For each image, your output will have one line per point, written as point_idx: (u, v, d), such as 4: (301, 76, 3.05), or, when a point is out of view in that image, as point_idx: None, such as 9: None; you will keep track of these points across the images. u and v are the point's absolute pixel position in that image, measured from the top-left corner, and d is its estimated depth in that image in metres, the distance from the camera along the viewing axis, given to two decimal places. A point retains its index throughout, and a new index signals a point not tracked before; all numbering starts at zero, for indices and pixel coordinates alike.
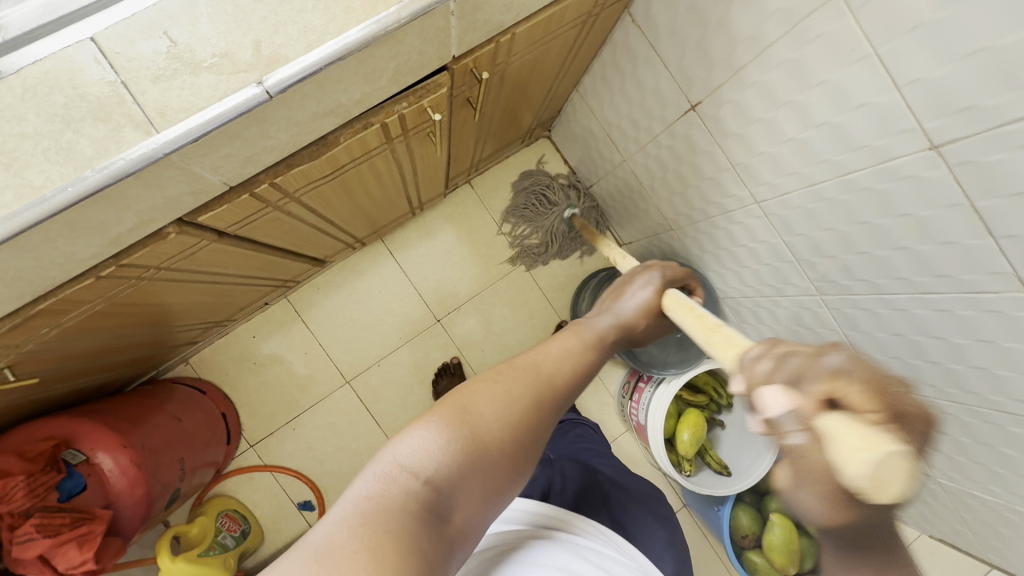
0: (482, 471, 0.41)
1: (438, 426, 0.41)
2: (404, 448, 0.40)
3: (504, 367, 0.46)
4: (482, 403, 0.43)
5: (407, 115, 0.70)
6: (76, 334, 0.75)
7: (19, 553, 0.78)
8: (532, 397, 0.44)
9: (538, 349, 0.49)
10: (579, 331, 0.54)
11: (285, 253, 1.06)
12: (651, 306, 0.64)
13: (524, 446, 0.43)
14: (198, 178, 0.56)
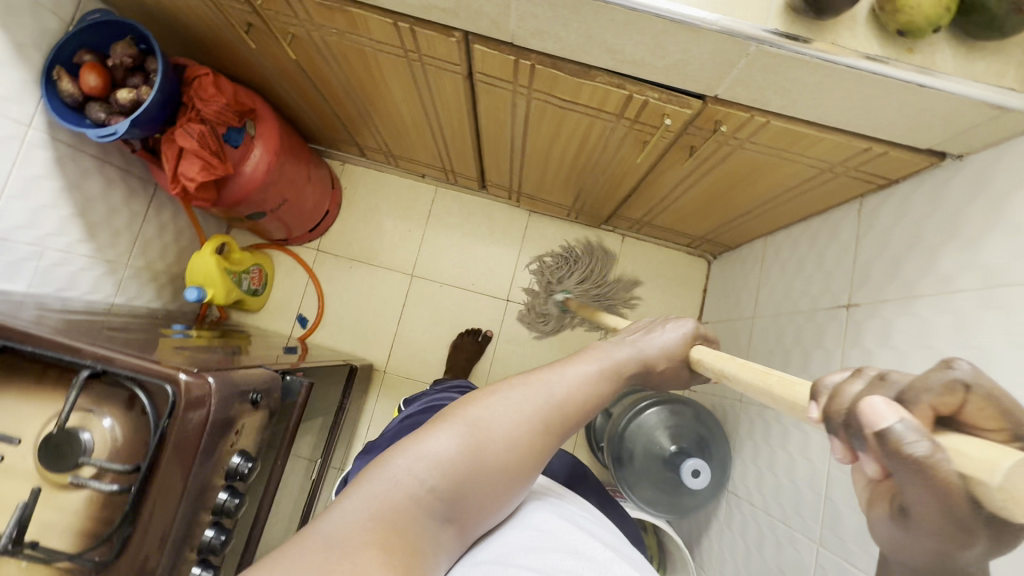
0: (489, 474, 0.47)
1: (446, 425, 0.48)
2: (422, 446, 0.46)
3: (513, 381, 0.53)
4: (498, 413, 0.49)
5: (649, 105, 0.82)
6: (336, 56, 0.97)
7: (178, 136, 0.98)
8: (542, 412, 0.50)
9: (552, 373, 0.54)
10: (580, 364, 0.56)
11: (476, 144, 1.24)
12: (672, 354, 0.65)
13: (532, 450, 0.50)
14: (504, 14, 0.72)
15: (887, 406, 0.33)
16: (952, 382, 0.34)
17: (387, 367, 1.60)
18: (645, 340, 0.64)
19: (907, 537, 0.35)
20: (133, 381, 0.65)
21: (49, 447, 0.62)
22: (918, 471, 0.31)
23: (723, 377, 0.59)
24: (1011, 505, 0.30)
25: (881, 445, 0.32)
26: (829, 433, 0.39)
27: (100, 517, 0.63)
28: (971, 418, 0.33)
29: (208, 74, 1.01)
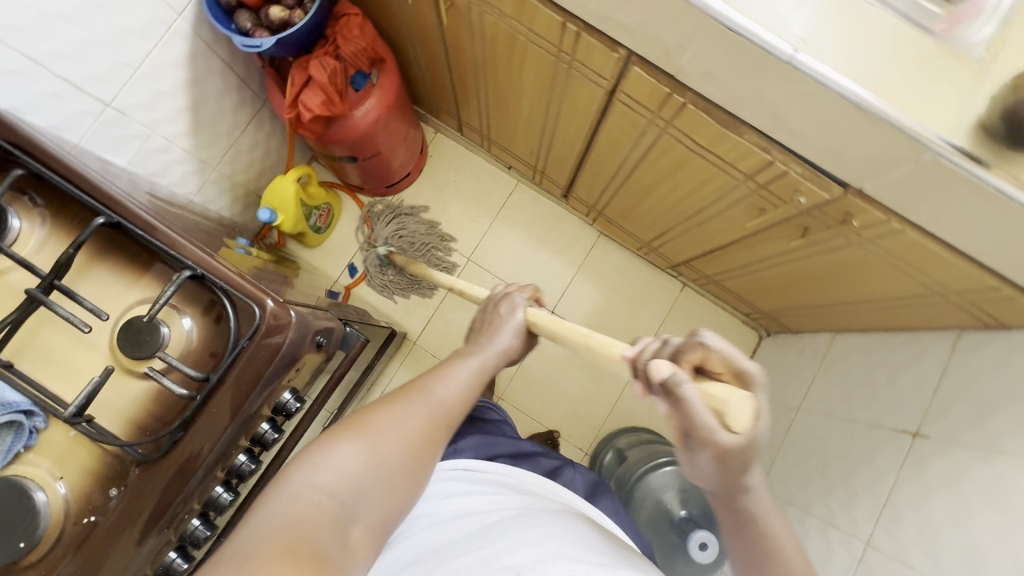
0: (387, 475, 0.58)
1: (349, 433, 0.59)
2: (328, 460, 0.56)
3: (398, 393, 0.65)
4: (393, 424, 0.61)
5: (789, 177, 0.79)
6: (485, 35, 0.96)
7: (313, 66, 0.99)
8: (430, 414, 0.64)
9: (434, 384, 0.67)
10: (459, 362, 0.71)
11: (580, 155, 1.22)
12: (520, 330, 0.79)
13: (424, 451, 0.62)
14: (681, 49, 0.70)
15: (666, 365, 0.52)
16: (697, 345, 0.54)
17: (418, 340, 1.59)
18: (496, 326, 0.79)
19: (699, 455, 0.53)
20: (224, 294, 0.66)
21: (130, 332, 0.63)
22: (688, 410, 0.50)
23: (558, 336, 0.75)
24: (734, 422, 0.49)
25: (666, 387, 0.50)
26: (651, 393, 0.55)
27: (155, 412, 0.65)
28: (710, 368, 0.55)
29: (358, 15, 1.02)
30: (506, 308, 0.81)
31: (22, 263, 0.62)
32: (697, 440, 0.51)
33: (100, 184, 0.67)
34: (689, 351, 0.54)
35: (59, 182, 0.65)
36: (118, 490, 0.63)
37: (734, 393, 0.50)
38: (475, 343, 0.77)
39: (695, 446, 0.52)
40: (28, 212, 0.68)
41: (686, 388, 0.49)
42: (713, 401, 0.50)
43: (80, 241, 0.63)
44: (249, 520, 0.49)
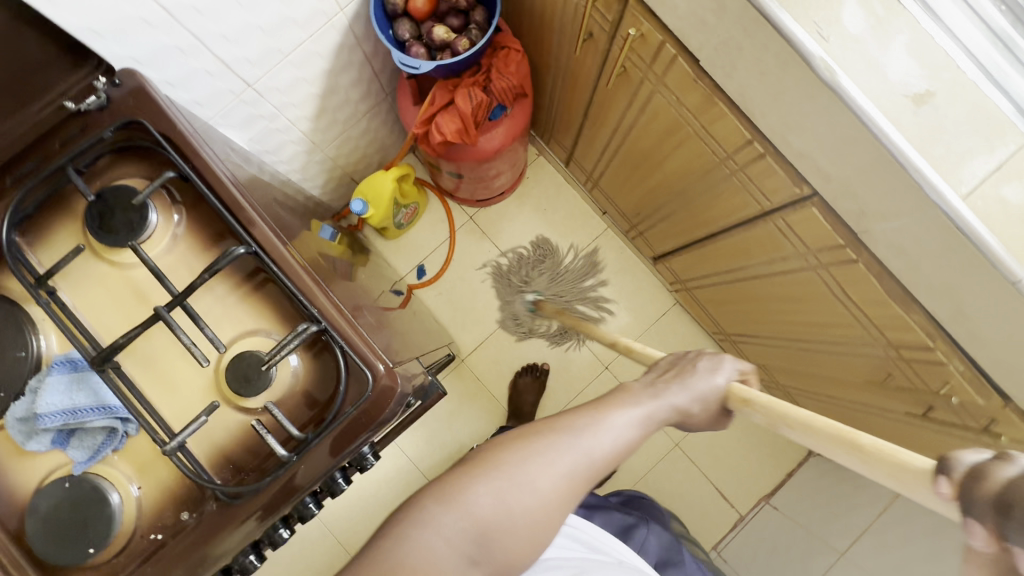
0: (518, 527, 0.49)
1: (486, 475, 0.50)
2: (459, 503, 0.49)
3: (535, 428, 0.53)
4: (534, 474, 0.50)
5: (942, 368, 0.72)
6: (646, 110, 0.90)
7: (460, 94, 0.94)
8: (573, 470, 0.50)
9: (586, 429, 0.52)
10: (614, 410, 0.54)
11: (695, 241, 1.14)
12: (716, 393, 0.57)
13: (566, 505, 0.51)
14: (881, 216, 0.64)
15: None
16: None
17: (466, 359, 1.56)
18: (681, 378, 0.58)
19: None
20: (342, 352, 0.63)
21: (240, 368, 0.62)
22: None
23: (752, 405, 0.54)
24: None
25: None
26: (968, 514, 0.32)
27: (246, 448, 0.63)
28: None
29: (519, 51, 0.97)
30: (703, 366, 0.59)
31: (153, 273, 0.61)
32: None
33: (242, 201, 0.66)
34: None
35: (206, 193, 0.64)
36: (192, 514, 0.63)
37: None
38: (646, 385, 0.58)
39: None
40: (167, 207, 0.65)
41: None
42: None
43: (216, 267, 0.61)
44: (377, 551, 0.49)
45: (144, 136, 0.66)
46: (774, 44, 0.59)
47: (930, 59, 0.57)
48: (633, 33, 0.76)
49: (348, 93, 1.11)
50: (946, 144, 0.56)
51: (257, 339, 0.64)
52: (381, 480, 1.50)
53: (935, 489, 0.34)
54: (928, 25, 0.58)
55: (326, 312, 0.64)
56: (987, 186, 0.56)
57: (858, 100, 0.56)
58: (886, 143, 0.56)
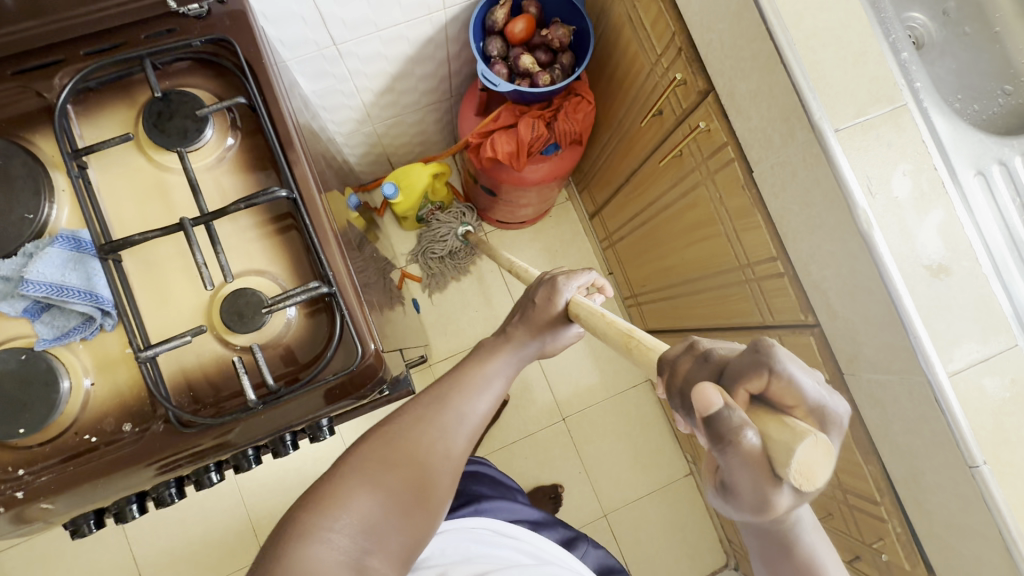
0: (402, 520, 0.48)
1: (353, 472, 0.49)
2: (343, 501, 0.46)
3: (409, 411, 0.53)
4: (413, 448, 0.51)
5: (882, 525, 0.76)
6: (687, 196, 0.94)
7: (525, 123, 0.98)
8: (451, 439, 0.53)
9: (450, 398, 0.54)
10: (484, 367, 0.58)
11: (689, 329, 1.16)
12: (559, 322, 0.62)
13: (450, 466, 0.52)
14: (869, 366, 0.68)
15: (717, 391, 0.32)
16: (759, 369, 0.33)
17: (434, 364, 1.56)
18: (529, 320, 0.62)
19: (730, 505, 0.35)
20: (340, 323, 0.63)
21: (237, 303, 0.62)
22: (734, 458, 0.32)
23: (579, 317, 0.59)
24: (802, 481, 0.31)
25: (707, 426, 0.32)
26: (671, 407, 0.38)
27: (213, 380, 0.62)
28: (777, 398, 0.34)
29: (590, 103, 1.01)
30: (542, 296, 0.63)
31: (191, 186, 0.61)
32: (737, 498, 0.33)
33: (298, 148, 0.67)
34: (746, 374, 0.34)
35: (268, 128, 0.65)
36: (134, 428, 0.61)
37: (790, 430, 0.31)
38: (499, 336, 0.62)
39: (730, 497, 0.34)
40: (225, 129, 0.66)
41: (745, 433, 0.31)
42: (772, 447, 0.31)
43: (254, 200, 0.61)
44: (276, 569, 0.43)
45: (226, 56, 0.66)
46: (826, 182, 0.63)
47: (957, 243, 0.61)
48: (702, 126, 0.81)
49: (418, 83, 1.14)
50: (949, 323, 0.60)
51: (262, 281, 0.64)
52: (311, 455, 1.47)
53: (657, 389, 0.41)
54: (962, 214, 0.63)
55: (339, 278, 0.64)
56: (972, 371, 0.60)
57: (883, 256, 0.60)
58: (897, 303, 0.60)
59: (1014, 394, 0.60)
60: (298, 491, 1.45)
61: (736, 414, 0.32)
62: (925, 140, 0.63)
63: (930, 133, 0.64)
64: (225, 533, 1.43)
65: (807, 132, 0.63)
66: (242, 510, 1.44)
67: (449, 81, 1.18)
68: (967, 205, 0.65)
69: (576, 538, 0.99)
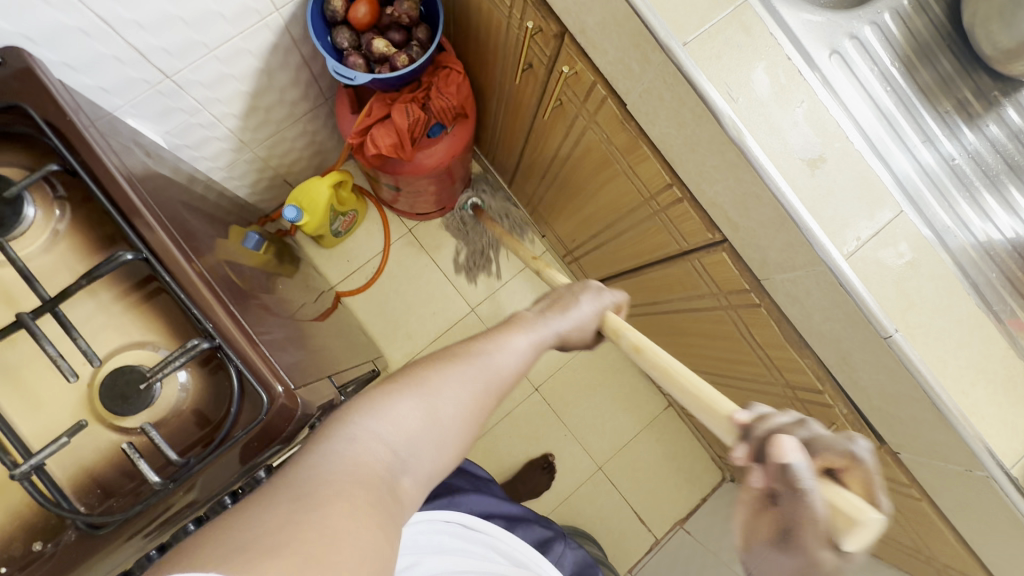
0: (440, 445, 0.45)
1: (344, 437, 0.41)
2: (388, 412, 0.44)
3: (437, 355, 0.50)
4: (455, 389, 0.47)
5: (831, 410, 0.77)
6: (581, 144, 0.92)
7: (397, 110, 0.92)
8: (486, 386, 0.49)
9: (436, 380, 0.47)
10: (517, 330, 0.55)
11: (623, 271, 1.16)
12: (592, 328, 0.61)
13: (476, 422, 0.49)
14: (775, 264, 0.68)
15: (794, 445, 0.39)
16: (846, 446, 0.40)
17: (395, 373, 1.53)
18: (563, 305, 0.60)
19: (780, 559, 0.38)
20: (236, 373, 0.59)
21: (117, 384, 0.57)
22: (797, 502, 0.37)
23: (644, 352, 0.55)
24: (851, 541, 0.36)
25: (783, 470, 0.38)
26: (738, 445, 0.43)
27: (118, 473, 0.58)
28: (838, 472, 0.40)
29: (459, 73, 0.97)
30: (585, 296, 0.61)
31: (22, 275, 0.55)
32: (792, 542, 0.38)
33: (138, 203, 0.61)
34: (829, 450, 0.40)
35: (94, 190, 0.59)
36: (45, 546, 0.56)
37: (861, 511, 0.36)
38: (535, 312, 0.58)
39: (786, 547, 0.38)
40: (49, 203, 0.59)
41: (805, 481, 0.37)
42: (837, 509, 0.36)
43: (96, 273, 0.56)
44: (223, 559, 0.32)
45: (24, 124, 0.60)
46: (688, 98, 0.62)
47: (825, 128, 0.61)
48: (568, 71, 0.78)
49: (282, 95, 1.06)
50: (833, 204, 0.60)
51: (143, 353, 0.59)
52: None
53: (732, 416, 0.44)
54: (823, 96, 0.63)
55: (223, 328, 0.60)
56: (868, 248, 0.61)
57: (759, 159, 0.60)
58: (783, 201, 0.60)
59: (913, 256, 0.61)
60: None
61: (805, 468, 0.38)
62: (772, 32, 0.62)
63: (776, 22, 0.63)
64: None
65: (658, 53, 0.61)
66: None
67: (316, 86, 1.11)
68: (828, 86, 0.65)
69: (553, 539, 0.99)
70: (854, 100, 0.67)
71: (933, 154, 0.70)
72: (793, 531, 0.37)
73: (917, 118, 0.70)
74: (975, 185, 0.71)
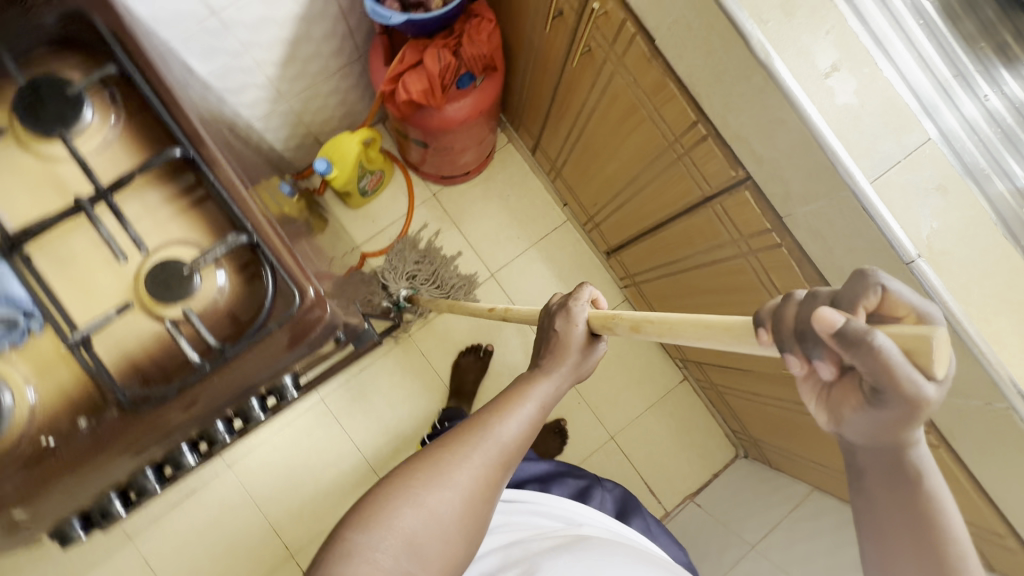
0: (450, 534, 0.48)
1: (347, 555, 0.45)
2: (383, 523, 0.47)
3: (431, 449, 0.52)
4: (451, 476, 0.49)
5: None
6: (608, 92, 0.93)
7: (429, 54, 0.95)
8: (486, 461, 0.51)
9: (439, 470, 0.50)
10: (517, 396, 0.56)
11: (644, 231, 1.17)
12: (592, 350, 0.62)
13: (487, 497, 0.51)
14: (798, 196, 0.69)
15: (833, 310, 0.34)
16: (873, 288, 0.36)
17: (413, 333, 1.56)
18: (560, 348, 0.60)
19: (877, 414, 0.37)
20: (271, 271, 0.62)
21: (161, 274, 0.61)
22: (878, 362, 0.33)
23: (645, 329, 0.53)
24: (941, 366, 0.33)
25: (843, 343, 0.34)
26: (782, 350, 0.39)
27: (157, 360, 0.61)
28: (889, 309, 0.36)
29: (491, 21, 0.99)
30: (569, 319, 0.61)
31: (81, 166, 0.60)
32: (885, 402, 0.36)
33: (186, 109, 0.65)
34: (861, 296, 0.36)
35: (148, 94, 0.63)
36: (87, 423, 0.59)
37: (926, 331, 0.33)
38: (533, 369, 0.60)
39: (879, 403, 0.37)
40: (106, 106, 0.64)
41: (877, 337, 0.33)
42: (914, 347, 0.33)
43: (147, 165, 0.60)
44: None
45: (86, 32, 0.64)
46: (717, 23, 0.63)
47: (854, 54, 0.62)
48: (598, 9, 0.80)
49: (319, 45, 1.10)
50: (859, 129, 0.61)
51: (185, 249, 0.63)
52: (313, 447, 1.49)
53: (760, 340, 0.41)
54: (855, 26, 0.63)
55: (260, 229, 0.64)
56: (893, 173, 0.61)
57: (788, 83, 0.60)
58: (808, 124, 0.61)
59: (940, 183, 0.61)
60: (308, 485, 1.47)
61: (860, 323, 0.34)
62: None
63: None
64: (248, 543, 1.43)
65: None
66: (258, 516, 1.45)
67: (351, 38, 1.14)
68: (860, 18, 0.65)
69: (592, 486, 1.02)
70: (888, 36, 0.67)
71: (966, 95, 0.69)
72: (883, 391, 0.36)
73: (952, 59, 0.70)
74: (1014, 131, 0.70)
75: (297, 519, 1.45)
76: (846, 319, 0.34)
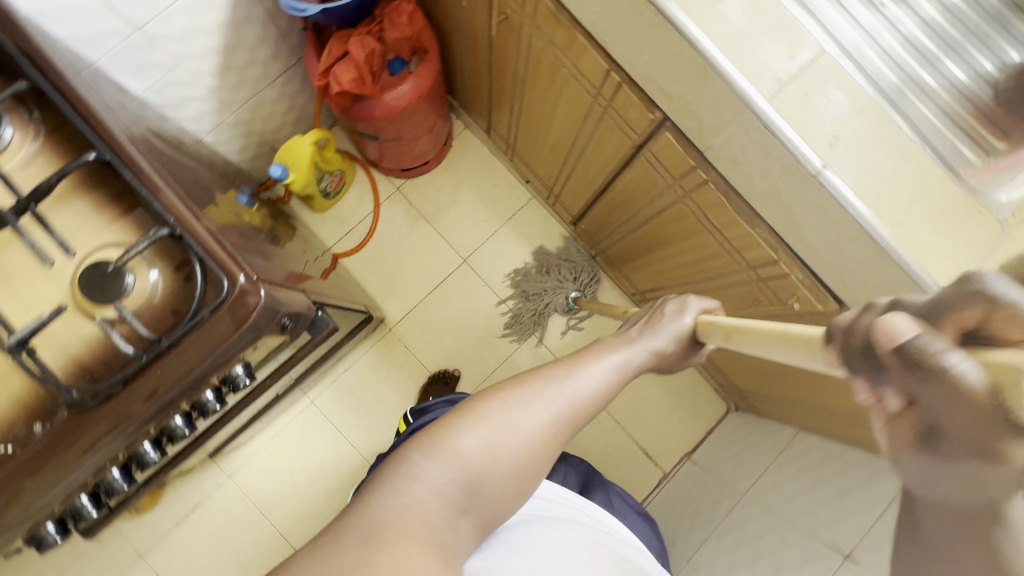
0: (504, 474, 0.51)
1: (410, 476, 0.48)
2: (447, 448, 0.50)
3: (505, 385, 0.55)
4: (520, 416, 0.52)
5: (789, 280, 0.78)
6: (533, 57, 0.94)
7: (353, 42, 0.97)
8: (559, 413, 0.54)
9: (519, 399, 0.53)
10: (598, 357, 0.60)
11: (598, 194, 1.18)
12: (682, 337, 0.67)
13: (548, 452, 0.54)
14: (711, 128, 0.69)
15: (909, 323, 0.33)
16: (975, 299, 0.32)
17: (394, 327, 1.58)
18: (656, 326, 0.67)
19: (943, 464, 0.31)
20: (198, 261, 0.64)
21: (93, 277, 0.63)
22: (946, 386, 0.30)
23: (734, 336, 0.57)
24: None
25: (903, 357, 0.32)
26: (854, 370, 0.37)
27: (102, 361, 0.63)
28: (993, 330, 0.31)
29: (410, 3, 1.01)
30: (671, 309, 0.68)
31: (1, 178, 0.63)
32: (949, 445, 0.31)
33: (103, 117, 0.67)
34: (959, 307, 0.32)
35: (62, 106, 0.65)
36: (43, 427, 0.62)
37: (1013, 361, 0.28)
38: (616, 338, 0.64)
39: (943, 443, 0.31)
40: (25, 123, 0.66)
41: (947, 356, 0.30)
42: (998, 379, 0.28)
43: (64, 171, 0.63)
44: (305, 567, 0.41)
45: None
46: None
47: None
48: None
49: (254, 51, 1.12)
50: (752, 50, 0.61)
51: (116, 251, 0.65)
52: (309, 449, 1.51)
53: (829, 357, 0.41)
54: None
55: (183, 220, 0.65)
56: (790, 89, 0.61)
57: (675, 14, 0.61)
58: (702, 52, 0.61)
59: (838, 94, 0.61)
60: (308, 486, 1.49)
61: (931, 340, 0.32)
62: None
63: None
64: (256, 547, 1.46)
65: None
66: (263, 521, 1.47)
67: (285, 41, 1.16)
68: None
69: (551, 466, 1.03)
70: None
71: (867, 6, 0.70)
72: (943, 428, 0.31)
73: None
74: (920, 39, 0.70)
75: (301, 520, 1.47)
76: (917, 332, 0.32)
